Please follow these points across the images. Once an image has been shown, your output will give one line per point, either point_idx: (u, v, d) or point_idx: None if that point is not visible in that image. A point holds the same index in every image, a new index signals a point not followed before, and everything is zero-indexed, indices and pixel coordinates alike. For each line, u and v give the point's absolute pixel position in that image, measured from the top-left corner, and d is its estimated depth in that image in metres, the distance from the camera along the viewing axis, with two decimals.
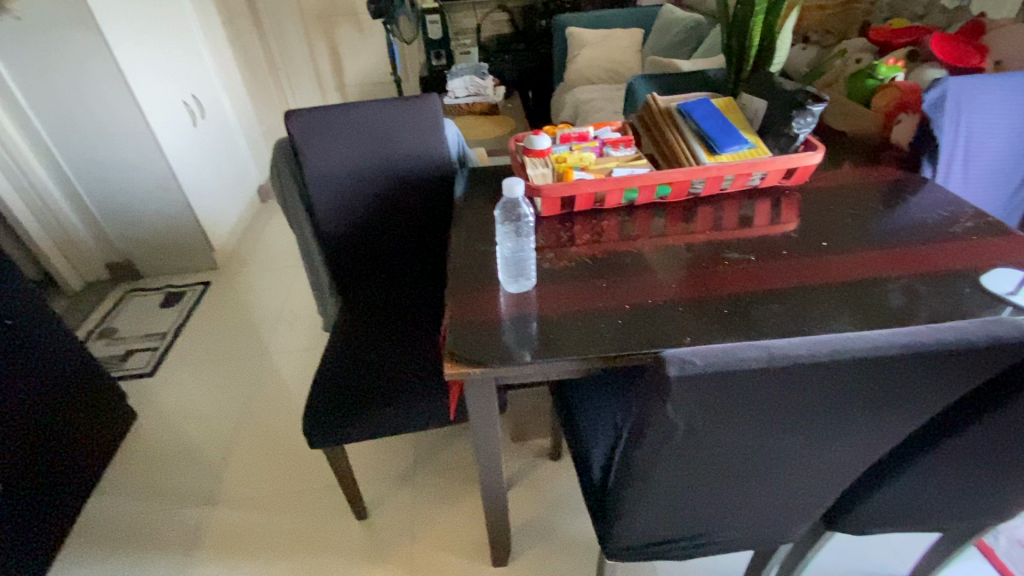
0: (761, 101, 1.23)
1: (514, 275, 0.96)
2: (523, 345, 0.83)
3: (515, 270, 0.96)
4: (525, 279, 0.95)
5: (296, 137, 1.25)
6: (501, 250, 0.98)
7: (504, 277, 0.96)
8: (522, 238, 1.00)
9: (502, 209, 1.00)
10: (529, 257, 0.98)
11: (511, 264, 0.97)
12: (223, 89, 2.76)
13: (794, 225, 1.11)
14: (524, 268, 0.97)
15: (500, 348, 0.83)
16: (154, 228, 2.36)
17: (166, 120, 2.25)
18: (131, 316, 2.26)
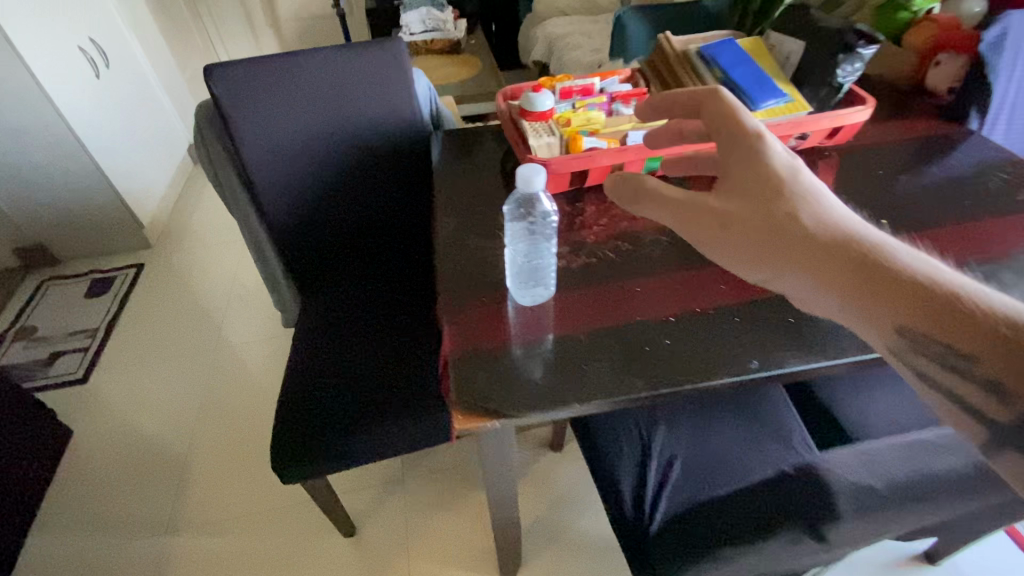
0: (795, 42, 1.02)
1: (525, 282, 0.76)
2: (549, 382, 0.65)
3: (527, 276, 0.77)
4: (541, 288, 0.76)
5: (221, 100, 0.96)
6: (510, 251, 0.79)
7: (514, 285, 0.76)
8: (538, 239, 0.81)
9: (511, 203, 0.82)
10: (546, 260, 0.78)
11: (523, 269, 0.77)
12: (129, 28, 2.30)
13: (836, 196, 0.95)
14: (540, 273, 0.77)
15: (520, 388, 0.65)
16: (65, 205, 2.00)
17: (62, 73, 1.84)
18: (52, 310, 1.95)
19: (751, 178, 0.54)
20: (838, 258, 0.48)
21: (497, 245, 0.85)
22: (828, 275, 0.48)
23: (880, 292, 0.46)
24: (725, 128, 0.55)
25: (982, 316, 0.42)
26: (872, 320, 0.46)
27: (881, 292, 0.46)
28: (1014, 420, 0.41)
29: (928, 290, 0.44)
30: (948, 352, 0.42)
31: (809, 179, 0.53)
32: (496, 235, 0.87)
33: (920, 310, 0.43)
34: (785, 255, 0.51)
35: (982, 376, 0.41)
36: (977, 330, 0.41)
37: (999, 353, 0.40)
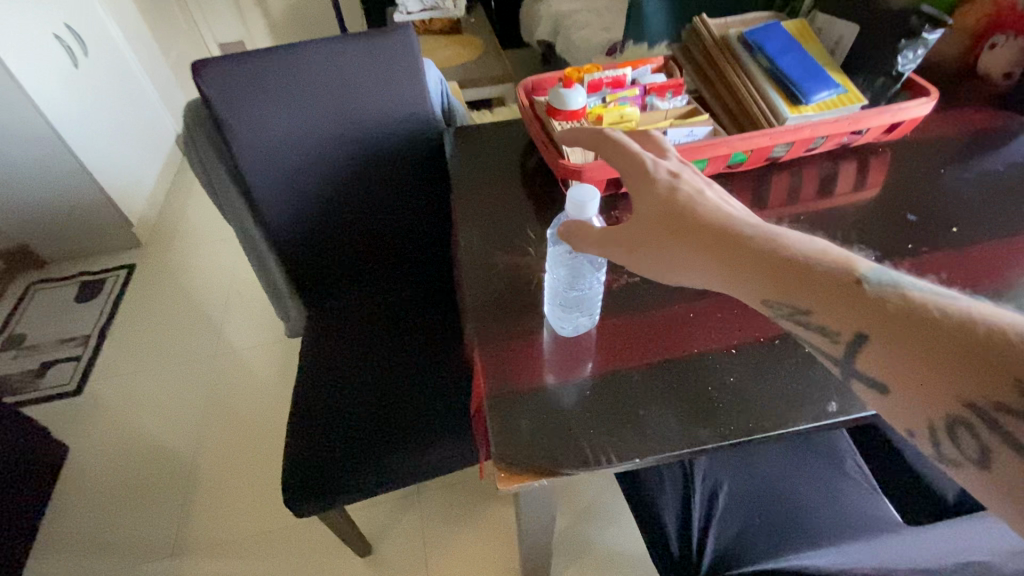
0: (849, 26, 0.92)
1: (567, 310, 0.68)
2: (596, 430, 0.58)
3: (569, 303, 0.68)
4: (584, 319, 0.67)
5: (213, 99, 0.85)
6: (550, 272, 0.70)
7: (552, 310, 0.68)
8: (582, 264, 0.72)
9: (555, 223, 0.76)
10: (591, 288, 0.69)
11: (565, 294, 0.68)
12: (107, 12, 2.16)
13: (898, 199, 0.86)
14: (585, 303, 0.68)
15: (566, 438, 0.57)
16: (48, 206, 1.89)
17: (36, 63, 1.71)
18: (40, 317, 1.86)
19: (642, 191, 0.60)
20: (703, 244, 0.56)
21: (530, 262, 0.77)
22: (704, 259, 0.56)
23: (741, 267, 0.54)
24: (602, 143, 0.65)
25: (829, 277, 0.50)
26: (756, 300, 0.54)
27: (746, 268, 0.53)
28: (845, 354, 0.48)
29: (783, 266, 0.52)
30: (812, 317, 0.50)
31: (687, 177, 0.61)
32: (528, 250, 0.78)
33: (772, 282, 0.52)
34: (670, 249, 0.58)
35: (830, 326, 0.49)
36: (819, 288, 0.50)
37: (840, 307, 0.48)
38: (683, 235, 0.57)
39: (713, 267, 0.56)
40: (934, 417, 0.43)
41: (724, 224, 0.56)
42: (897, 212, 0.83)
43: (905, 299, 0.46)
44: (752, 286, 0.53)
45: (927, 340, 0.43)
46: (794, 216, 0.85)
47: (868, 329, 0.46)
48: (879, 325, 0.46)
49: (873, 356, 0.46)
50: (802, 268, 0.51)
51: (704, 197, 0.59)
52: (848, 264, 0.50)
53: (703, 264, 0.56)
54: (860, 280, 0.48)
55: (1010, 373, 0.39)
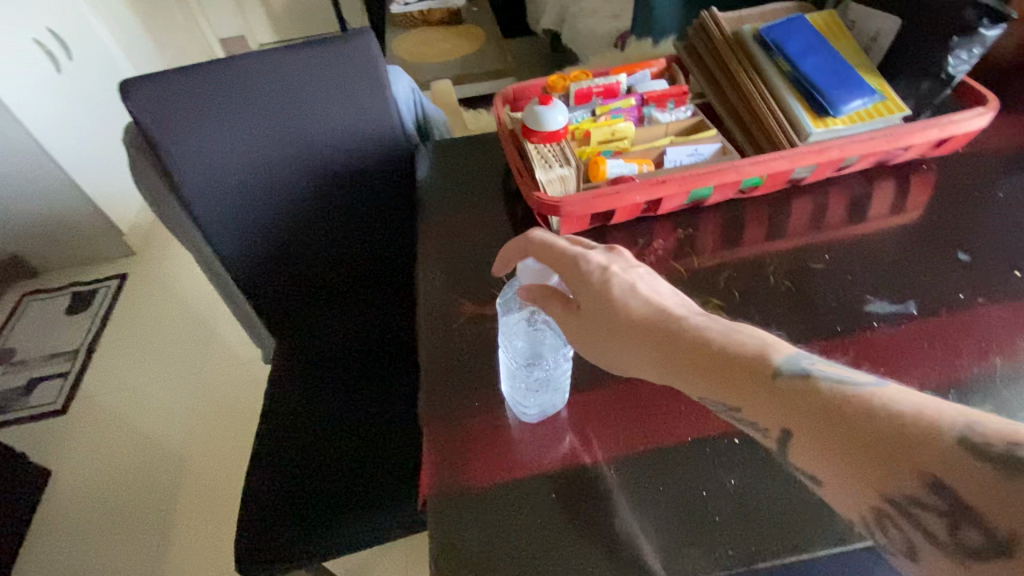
0: (887, 19, 0.78)
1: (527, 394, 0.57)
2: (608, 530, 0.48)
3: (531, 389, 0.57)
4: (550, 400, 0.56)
5: (145, 123, 0.76)
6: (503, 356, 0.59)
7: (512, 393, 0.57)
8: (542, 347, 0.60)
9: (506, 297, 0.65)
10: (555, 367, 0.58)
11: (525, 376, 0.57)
12: (93, 12, 2.08)
13: (944, 231, 0.71)
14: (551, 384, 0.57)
15: (596, 504, 0.50)
16: (35, 216, 1.84)
17: (14, 68, 1.65)
18: (31, 330, 1.82)
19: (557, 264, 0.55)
20: (625, 332, 0.49)
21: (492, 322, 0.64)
22: (630, 352, 0.49)
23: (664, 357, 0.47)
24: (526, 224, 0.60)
25: (749, 368, 0.43)
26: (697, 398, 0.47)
27: (664, 357, 0.47)
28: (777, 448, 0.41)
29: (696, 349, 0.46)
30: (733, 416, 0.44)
31: (604, 256, 0.54)
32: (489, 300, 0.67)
33: (695, 382, 0.45)
34: (596, 341, 0.51)
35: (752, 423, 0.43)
36: (734, 378, 0.44)
37: (758, 403, 0.42)
38: (610, 329, 0.50)
39: (640, 362, 0.49)
40: (861, 511, 0.37)
41: (644, 310, 0.50)
42: (944, 249, 0.68)
43: (824, 390, 0.40)
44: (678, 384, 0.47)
45: (843, 436, 0.37)
46: (818, 251, 0.70)
47: (786, 428, 0.40)
48: (803, 424, 0.40)
49: (797, 454, 0.40)
50: (726, 360, 0.45)
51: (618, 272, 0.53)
52: (765, 350, 0.44)
53: (629, 360, 0.50)
54: (780, 373, 0.42)
55: (917, 464, 0.34)
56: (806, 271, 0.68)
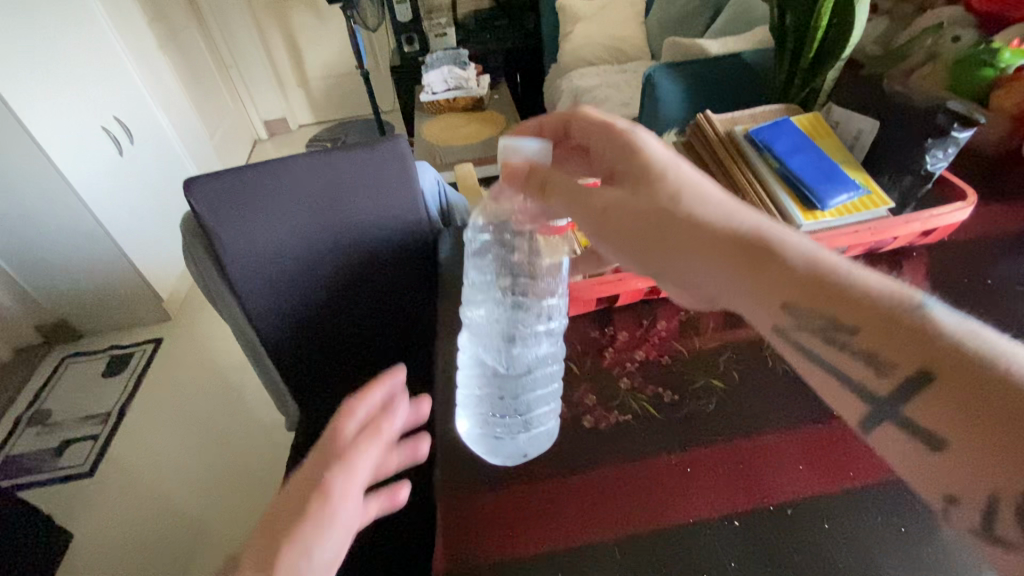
0: (868, 122, 0.86)
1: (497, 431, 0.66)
2: None
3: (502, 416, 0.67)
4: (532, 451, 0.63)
5: (201, 214, 0.85)
6: (469, 345, 0.72)
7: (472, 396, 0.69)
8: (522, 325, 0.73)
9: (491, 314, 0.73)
10: (533, 393, 0.69)
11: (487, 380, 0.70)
12: (157, 103, 2.35)
13: None
14: (525, 423, 0.66)
15: None
16: (86, 283, 1.99)
17: (84, 152, 1.86)
18: (68, 392, 1.91)
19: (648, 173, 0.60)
20: (697, 234, 0.54)
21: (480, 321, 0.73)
22: (688, 246, 0.54)
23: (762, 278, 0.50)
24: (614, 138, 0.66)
25: (833, 284, 0.47)
26: (761, 299, 0.50)
27: (763, 281, 0.49)
28: (892, 391, 0.43)
29: (806, 277, 0.48)
30: (822, 320, 0.46)
31: (675, 157, 0.62)
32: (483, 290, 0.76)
33: (757, 276, 0.50)
34: (645, 227, 0.57)
35: (828, 316, 0.46)
36: (843, 304, 0.46)
37: (839, 304, 0.46)
38: (666, 220, 0.56)
39: (698, 255, 0.54)
40: (1000, 494, 0.36)
41: (711, 215, 0.55)
42: None
43: (899, 300, 0.44)
44: (740, 278, 0.51)
45: (938, 352, 0.41)
46: None
47: (872, 339, 0.44)
48: (872, 324, 0.44)
49: (929, 403, 0.40)
50: (800, 271, 0.48)
51: (692, 184, 0.59)
52: (847, 268, 0.48)
53: (683, 252, 0.55)
54: (859, 283, 0.46)
55: None
56: None
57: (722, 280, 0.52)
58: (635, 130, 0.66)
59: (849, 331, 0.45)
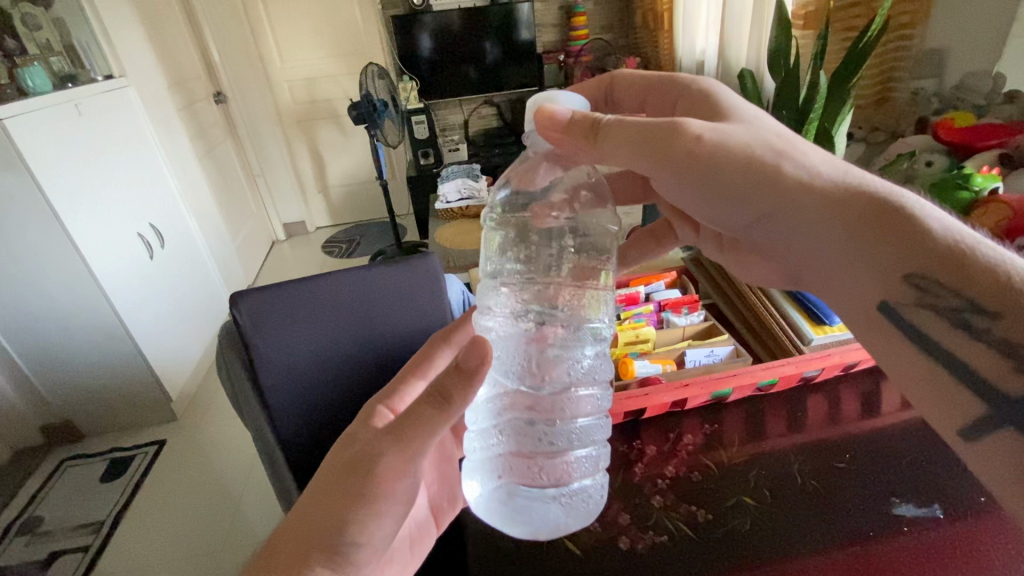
0: None
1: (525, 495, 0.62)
2: None
3: (528, 469, 0.63)
4: (568, 527, 0.62)
5: (243, 326, 0.89)
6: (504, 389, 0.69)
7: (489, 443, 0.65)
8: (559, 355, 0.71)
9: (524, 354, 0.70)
10: (570, 446, 0.66)
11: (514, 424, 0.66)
12: (189, 209, 2.52)
13: None
14: (560, 483, 0.63)
15: None
16: (98, 382, 2.00)
17: (119, 256, 1.96)
18: (63, 497, 1.84)
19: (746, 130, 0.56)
20: (819, 202, 0.52)
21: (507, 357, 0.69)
22: (807, 209, 0.53)
23: (878, 244, 0.50)
24: (696, 102, 0.62)
25: (959, 254, 0.47)
26: (885, 268, 0.50)
27: (881, 246, 0.49)
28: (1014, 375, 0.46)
29: (930, 247, 0.47)
30: (955, 298, 0.47)
31: (759, 113, 0.59)
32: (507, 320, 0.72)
33: (884, 248, 0.49)
34: (754, 189, 0.54)
35: (958, 292, 0.46)
36: (968, 273, 0.46)
37: (973, 282, 0.46)
38: (779, 182, 0.53)
39: (818, 221, 0.52)
40: None
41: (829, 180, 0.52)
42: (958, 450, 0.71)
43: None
44: (862, 247, 0.50)
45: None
46: (839, 449, 0.74)
47: (1013, 323, 0.44)
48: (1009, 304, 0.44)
49: None
50: (921, 237, 0.48)
51: (798, 140, 0.56)
52: (975, 239, 0.47)
53: (798, 219, 0.54)
54: (982, 257, 0.46)
55: None
56: (830, 468, 0.71)
57: (833, 243, 0.52)
58: (718, 85, 0.63)
59: (986, 315, 0.46)
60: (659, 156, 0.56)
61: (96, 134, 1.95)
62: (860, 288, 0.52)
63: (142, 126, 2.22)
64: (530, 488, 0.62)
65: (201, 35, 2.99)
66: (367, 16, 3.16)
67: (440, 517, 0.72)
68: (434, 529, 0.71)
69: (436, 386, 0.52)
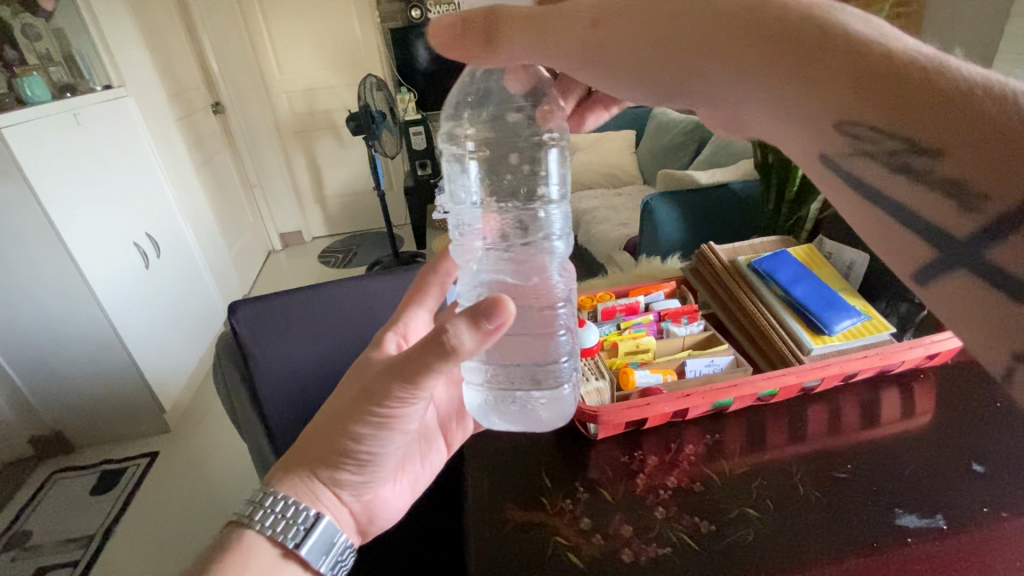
0: (859, 254, 0.99)
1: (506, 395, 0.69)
2: None
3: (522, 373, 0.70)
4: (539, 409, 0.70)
5: (242, 336, 0.89)
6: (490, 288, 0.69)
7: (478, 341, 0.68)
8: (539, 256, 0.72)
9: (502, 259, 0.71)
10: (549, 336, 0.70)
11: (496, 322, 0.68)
12: (186, 219, 2.51)
13: (942, 431, 0.76)
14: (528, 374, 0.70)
15: None
16: (91, 394, 1.98)
17: (115, 265, 1.95)
18: (53, 511, 1.80)
19: None
20: (745, 45, 0.45)
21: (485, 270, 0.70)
22: (727, 63, 0.47)
23: (808, 84, 0.43)
24: None
25: (910, 78, 0.38)
26: (813, 117, 0.44)
27: (813, 83, 0.42)
28: None
29: (867, 76, 0.40)
30: (894, 140, 0.41)
31: None
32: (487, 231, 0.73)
33: (806, 90, 0.43)
34: (675, 43, 0.49)
35: (899, 135, 0.40)
36: (913, 105, 0.38)
37: (926, 117, 0.38)
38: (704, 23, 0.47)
39: (738, 73, 0.46)
40: None
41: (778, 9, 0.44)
42: (958, 460, 0.71)
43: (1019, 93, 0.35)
44: (786, 93, 0.44)
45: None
46: (840, 459, 0.73)
47: (959, 159, 0.38)
48: (960, 138, 0.37)
49: None
50: (859, 61, 0.40)
51: None
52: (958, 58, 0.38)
53: (720, 68, 0.48)
54: (947, 74, 0.37)
55: None
56: (831, 479, 0.71)
57: (757, 93, 0.46)
58: None
59: (926, 154, 0.39)
60: (555, 38, 0.54)
61: (94, 144, 1.95)
62: (804, 139, 0.47)
63: (140, 136, 2.22)
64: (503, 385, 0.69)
65: (201, 46, 3.01)
66: (366, 29, 3.20)
67: (448, 435, 0.75)
68: (443, 447, 0.74)
69: (448, 345, 0.47)
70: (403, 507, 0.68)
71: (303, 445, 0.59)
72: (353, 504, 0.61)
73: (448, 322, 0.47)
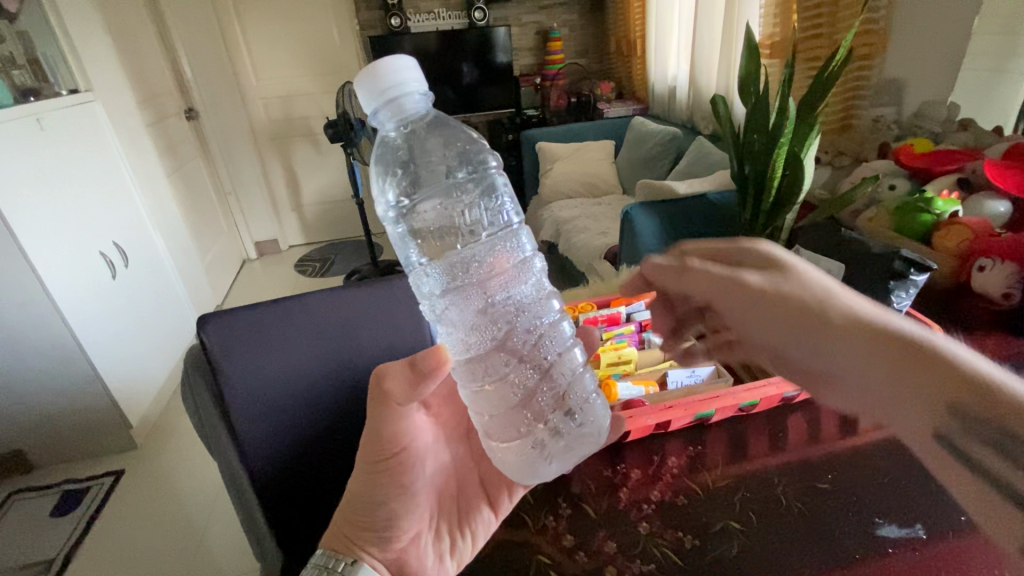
0: (835, 264, 1.01)
1: (515, 444, 0.69)
2: None
3: (514, 418, 0.70)
4: (553, 452, 0.69)
5: (212, 351, 0.86)
6: (467, 328, 0.70)
7: (460, 383, 0.69)
8: (495, 283, 0.73)
9: (466, 300, 0.72)
10: (530, 364, 0.72)
11: (472, 361, 0.70)
12: (156, 227, 2.44)
13: None
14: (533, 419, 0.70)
15: None
16: (52, 411, 1.89)
17: (80, 275, 1.88)
18: (9, 535, 1.71)
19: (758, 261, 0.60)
20: (874, 353, 0.51)
21: (453, 320, 0.71)
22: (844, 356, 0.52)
23: (896, 372, 0.49)
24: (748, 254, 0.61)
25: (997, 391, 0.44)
26: (917, 407, 0.48)
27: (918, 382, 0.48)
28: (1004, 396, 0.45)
29: (959, 380, 0.46)
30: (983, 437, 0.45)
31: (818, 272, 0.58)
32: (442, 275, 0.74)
33: (905, 380, 0.49)
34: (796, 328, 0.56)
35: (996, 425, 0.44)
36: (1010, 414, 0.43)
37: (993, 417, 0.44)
38: (819, 322, 0.54)
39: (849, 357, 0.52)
40: None
41: (819, 296, 0.55)
42: None
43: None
44: (894, 383, 0.49)
45: None
46: (821, 469, 0.74)
47: None
48: (952, 392, 0.46)
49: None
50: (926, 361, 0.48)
51: (838, 288, 0.57)
52: (969, 359, 0.47)
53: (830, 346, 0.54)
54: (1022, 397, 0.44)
55: None
56: (812, 488, 0.71)
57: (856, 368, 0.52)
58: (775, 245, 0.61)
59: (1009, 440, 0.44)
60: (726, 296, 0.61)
61: (59, 151, 1.88)
62: (909, 416, 0.50)
63: (108, 143, 2.15)
64: (505, 436, 0.69)
65: (174, 50, 2.94)
66: (344, 35, 3.17)
67: (492, 492, 0.70)
68: (488, 504, 0.69)
69: (383, 379, 0.59)
70: (445, 569, 0.63)
71: (338, 511, 0.64)
72: (383, 561, 0.61)
73: (389, 370, 0.59)
